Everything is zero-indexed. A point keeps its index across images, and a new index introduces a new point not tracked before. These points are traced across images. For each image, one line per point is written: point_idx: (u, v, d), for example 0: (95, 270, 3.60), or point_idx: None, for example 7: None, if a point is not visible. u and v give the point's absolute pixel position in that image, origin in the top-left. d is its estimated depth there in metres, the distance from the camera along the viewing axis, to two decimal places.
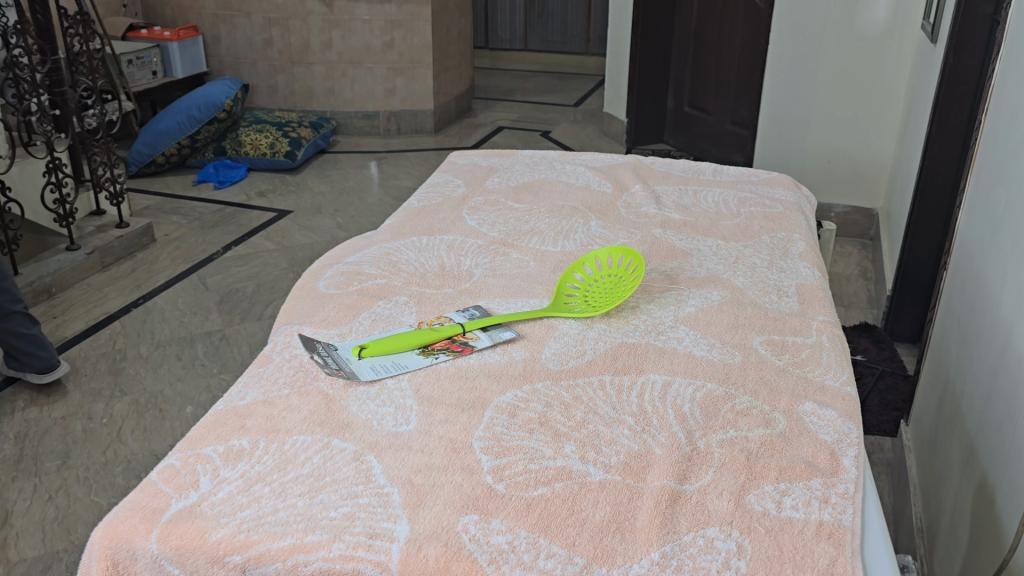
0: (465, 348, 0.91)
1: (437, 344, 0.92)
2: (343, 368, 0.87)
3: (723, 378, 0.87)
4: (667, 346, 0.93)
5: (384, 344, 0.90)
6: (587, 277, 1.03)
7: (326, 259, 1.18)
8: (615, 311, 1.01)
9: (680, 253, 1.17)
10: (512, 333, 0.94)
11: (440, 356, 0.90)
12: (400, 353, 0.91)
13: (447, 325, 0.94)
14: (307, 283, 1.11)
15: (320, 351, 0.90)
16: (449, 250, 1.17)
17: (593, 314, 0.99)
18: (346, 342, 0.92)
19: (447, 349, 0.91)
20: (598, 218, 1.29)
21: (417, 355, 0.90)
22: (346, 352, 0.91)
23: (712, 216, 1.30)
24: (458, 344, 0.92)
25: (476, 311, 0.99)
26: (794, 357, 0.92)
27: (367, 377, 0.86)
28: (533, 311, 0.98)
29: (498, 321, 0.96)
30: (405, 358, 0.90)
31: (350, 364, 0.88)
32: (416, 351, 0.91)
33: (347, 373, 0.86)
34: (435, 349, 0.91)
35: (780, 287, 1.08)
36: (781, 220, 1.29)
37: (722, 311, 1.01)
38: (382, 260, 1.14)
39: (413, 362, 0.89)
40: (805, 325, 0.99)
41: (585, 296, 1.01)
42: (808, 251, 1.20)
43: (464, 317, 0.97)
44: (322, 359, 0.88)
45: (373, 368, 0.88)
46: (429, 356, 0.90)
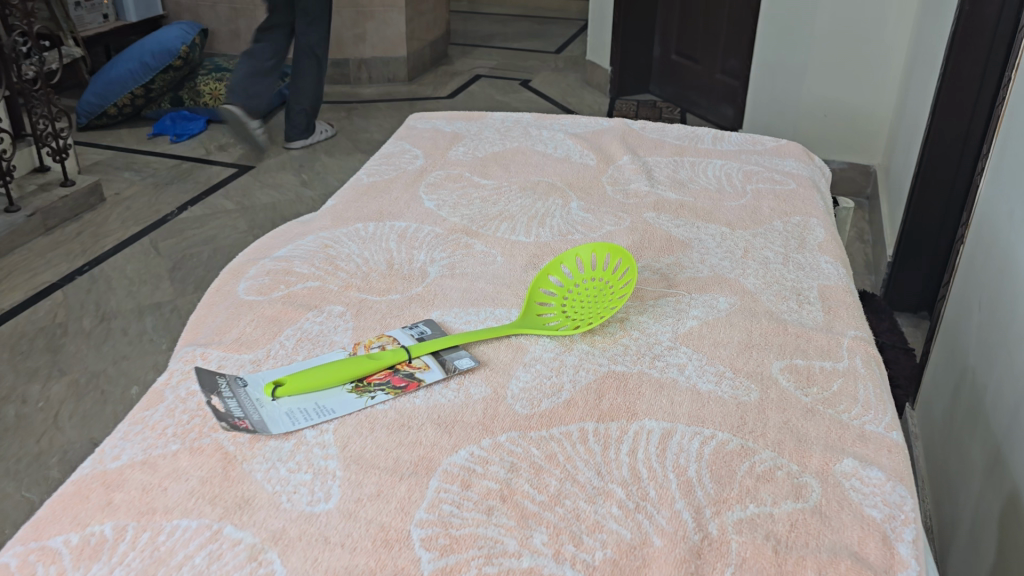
0: (411, 384, 0.71)
1: (375, 377, 0.73)
2: (250, 415, 0.67)
3: (736, 426, 0.68)
4: (665, 379, 0.74)
5: (306, 381, 0.70)
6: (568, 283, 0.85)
7: (251, 252, 0.97)
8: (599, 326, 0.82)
9: (677, 244, 0.98)
10: (471, 361, 0.75)
11: (380, 396, 0.70)
12: (328, 389, 0.71)
13: (390, 351, 0.75)
14: (224, 285, 0.90)
15: (226, 389, 0.70)
16: (401, 242, 0.97)
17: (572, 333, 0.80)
18: (264, 375, 0.73)
19: (387, 384, 0.72)
20: (580, 198, 1.08)
21: (350, 393, 0.71)
22: (257, 389, 0.71)
23: (714, 194, 1.10)
24: (401, 376, 0.73)
25: (427, 328, 0.80)
26: (823, 394, 0.73)
27: (280, 429, 0.66)
28: (500, 329, 0.79)
29: (456, 342, 0.77)
30: (334, 397, 0.70)
31: (262, 410, 0.68)
32: (346, 386, 0.72)
33: (254, 424, 0.66)
34: (373, 385, 0.72)
35: (799, 291, 0.89)
36: (796, 200, 1.10)
37: (730, 327, 0.81)
38: (318, 254, 0.94)
39: (343, 405, 0.69)
40: (833, 344, 0.80)
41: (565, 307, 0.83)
42: (829, 240, 1.00)
43: (411, 338, 0.78)
44: (225, 401, 0.69)
45: (289, 415, 0.68)
46: (365, 395, 0.70)
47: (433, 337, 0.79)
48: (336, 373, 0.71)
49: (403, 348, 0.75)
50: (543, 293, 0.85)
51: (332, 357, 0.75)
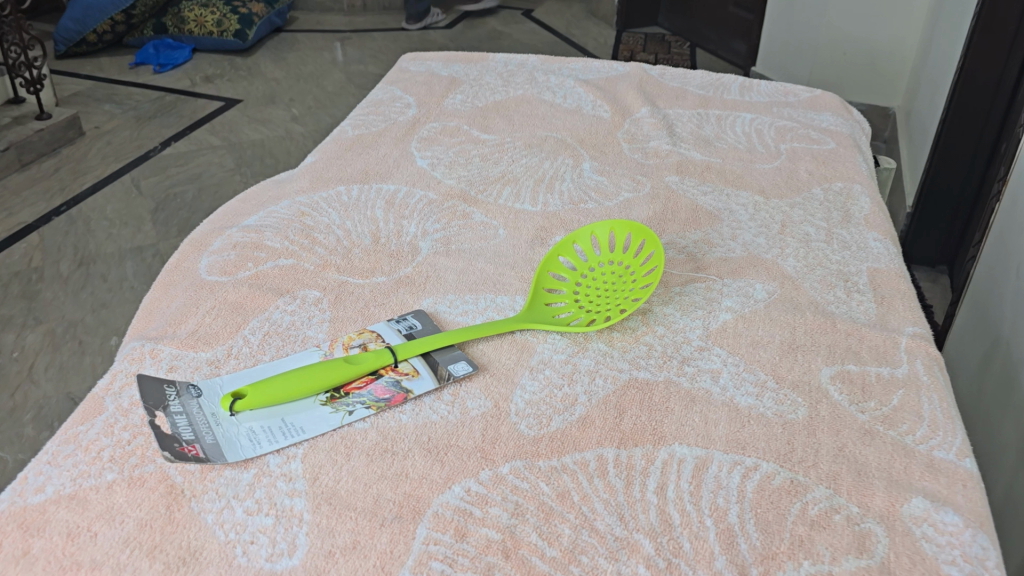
0: (398, 397, 0.60)
1: (354, 386, 0.62)
2: (202, 437, 0.56)
3: (783, 454, 0.57)
4: (696, 391, 0.62)
5: (271, 392, 0.59)
6: (582, 267, 0.73)
7: (215, 220, 0.85)
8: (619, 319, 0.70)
9: (705, 216, 0.85)
10: (468, 366, 0.63)
11: (360, 411, 0.59)
12: (297, 401, 0.60)
13: (372, 353, 0.63)
14: (184, 261, 0.78)
15: (176, 403, 0.59)
16: (388, 210, 0.85)
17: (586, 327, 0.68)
18: (223, 383, 0.61)
19: (367, 396, 0.60)
20: (594, 157, 0.96)
21: (324, 407, 0.60)
22: (213, 401, 0.60)
23: (744, 155, 0.97)
24: (385, 386, 0.62)
25: (417, 323, 0.68)
26: (881, 411, 0.62)
27: (236, 456, 0.55)
28: (502, 325, 0.67)
29: (450, 341, 0.65)
30: (304, 413, 0.59)
31: (217, 430, 0.57)
32: (319, 397, 0.60)
33: (207, 451, 0.55)
34: (351, 397, 0.60)
35: (846, 276, 0.77)
36: (836, 161, 0.97)
37: (770, 323, 0.70)
38: (293, 224, 0.82)
39: (314, 424, 0.58)
40: (889, 345, 0.69)
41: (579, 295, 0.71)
42: (876, 213, 0.88)
43: (399, 336, 0.67)
44: (173, 419, 0.58)
45: (250, 437, 0.57)
46: (342, 410, 0.59)
47: (424, 334, 0.67)
48: (307, 382, 0.60)
49: (388, 350, 0.63)
50: (553, 277, 0.73)
51: (304, 360, 0.64)
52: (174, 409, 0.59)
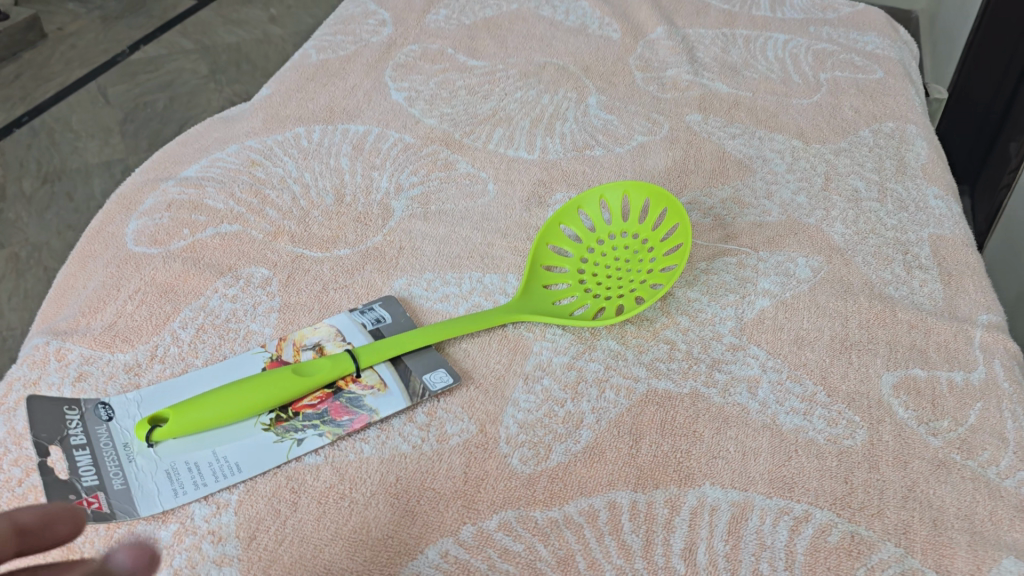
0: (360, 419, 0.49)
1: (306, 405, 0.49)
2: (106, 481, 0.44)
3: (843, 498, 0.46)
4: (730, 408, 0.50)
5: (199, 418, 0.46)
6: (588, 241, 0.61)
7: (150, 169, 0.71)
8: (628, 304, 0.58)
9: (735, 167, 0.71)
10: (448, 376, 0.51)
11: (312, 443, 0.47)
12: (233, 425, 0.48)
13: (327, 359, 0.50)
14: (108, 224, 0.65)
15: (78, 432, 0.47)
16: (356, 157, 0.71)
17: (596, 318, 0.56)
18: (135, 404, 0.49)
19: (321, 419, 0.49)
20: (601, 90, 0.81)
21: (266, 434, 0.48)
22: (125, 429, 0.47)
23: (777, 87, 0.82)
24: (343, 403, 0.50)
25: (387, 316, 0.56)
26: (957, 433, 0.50)
27: (152, 507, 0.44)
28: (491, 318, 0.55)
29: (427, 341, 0.53)
30: (242, 442, 0.47)
31: (129, 470, 0.45)
32: (261, 421, 0.48)
33: (113, 504, 0.44)
34: (302, 420, 0.49)
35: (906, 247, 0.64)
36: (884, 93, 0.82)
37: (817, 312, 0.57)
38: (241, 178, 0.68)
39: (253, 461, 0.46)
40: (959, 338, 0.56)
41: (584, 276, 0.59)
42: (934, 161, 0.74)
43: (365, 336, 0.54)
44: (71, 456, 0.46)
45: (170, 481, 0.45)
46: (290, 438, 0.48)
47: (395, 330, 0.55)
48: (246, 402, 0.47)
49: (348, 356, 0.51)
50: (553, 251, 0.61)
51: (246, 369, 0.51)
52: (73, 441, 0.46)
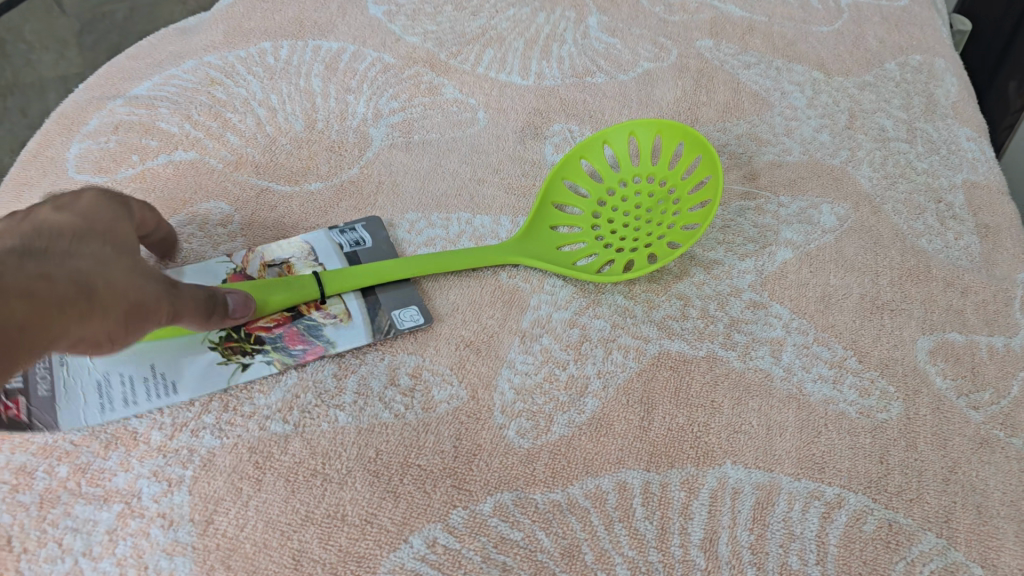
0: (314, 352, 0.44)
1: (261, 326, 0.45)
2: (31, 386, 0.41)
3: (880, 481, 0.41)
4: (753, 376, 0.45)
5: None
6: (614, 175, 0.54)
7: (96, 85, 0.63)
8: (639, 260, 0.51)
9: (751, 100, 0.65)
10: (418, 318, 0.46)
11: (257, 376, 0.43)
12: (174, 338, 0.43)
13: (290, 281, 0.45)
14: (47, 147, 0.57)
15: None
16: (329, 77, 0.63)
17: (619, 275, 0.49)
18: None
19: (274, 344, 0.44)
20: (602, 9, 0.73)
21: (211, 355, 0.43)
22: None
23: (795, 12, 0.75)
24: (300, 329, 0.45)
25: (366, 240, 0.51)
26: (1000, 407, 0.45)
27: (76, 421, 0.40)
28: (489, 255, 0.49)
29: (407, 274, 0.47)
30: (181, 355, 0.43)
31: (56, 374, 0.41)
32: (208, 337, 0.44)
33: (34, 413, 0.40)
34: (253, 342, 0.44)
35: (938, 195, 0.58)
36: (909, 22, 0.75)
37: (846, 266, 0.52)
38: (199, 97, 0.61)
39: (193, 385, 0.42)
40: (999, 299, 0.51)
41: (599, 223, 0.53)
42: (964, 99, 0.68)
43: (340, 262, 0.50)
44: None
45: (99, 394, 0.41)
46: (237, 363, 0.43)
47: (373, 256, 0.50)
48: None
49: (311, 279, 0.45)
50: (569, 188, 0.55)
51: (205, 278, 0.47)
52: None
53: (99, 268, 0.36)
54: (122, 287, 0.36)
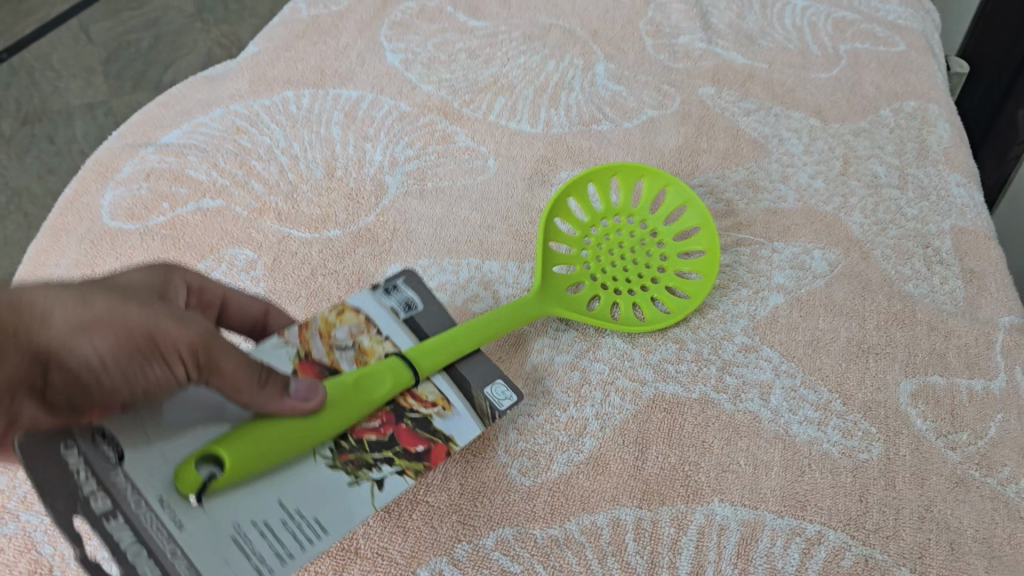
0: (438, 452, 0.44)
1: (367, 428, 0.43)
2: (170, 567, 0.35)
3: (858, 517, 0.44)
4: (741, 417, 0.48)
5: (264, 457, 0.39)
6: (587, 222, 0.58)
7: (130, 131, 0.68)
8: (648, 306, 0.55)
9: (748, 146, 0.68)
10: (510, 392, 0.46)
11: (395, 491, 0.42)
12: (289, 464, 0.41)
13: (385, 373, 0.44)
14: (83, 194, 0.62)
15: (95, 490, 0.36)
16: (348, 126, 0.67)
17: (657, 320, 0.53)
18: (153, 452, 0.38)
19: (390, 444, 0.43)
20: (609, 57, 0.76)
21: (336, 473, 0.41)
22: (156, 482, 0.37)
23: (795, 59, 0.78)
24: (407, 423, 0.44)
25: (414, 301, 0.50)
26: (976, 447, 0.48)
27: None
28: (529, 311, 0.52)
29: (477, 343, 0.48)
30: (308, 487, 0.40)
31: (188, 548, 0.36)
32: (319, 453, 0.42)
33: None
34: (369, 450, 0.43)
35: (927, 241, 0.61)
36: (907, 68, 0.78)
37: (834, 311, 0.55)
38: (225, 145, 0.65)
39: (337, 518, 0.40)
40: (981, 342, 0.54)
41: (598, 275, 0.56)
42: (957, 146, 0.70)
43: (400, 327, 0.49)
44: (108, 532, 0.35)
45: (244, 553, 0.37)
46: (367, 478, 0.42)
47: (430, 319, 0.50)
48: (308, 433, 0.40)
49: (405, 369, 0.45)
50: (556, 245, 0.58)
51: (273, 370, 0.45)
52: (98, 508, 0.35)
53: (85, 285, 0.40)
54: (99, 291, 0.40)
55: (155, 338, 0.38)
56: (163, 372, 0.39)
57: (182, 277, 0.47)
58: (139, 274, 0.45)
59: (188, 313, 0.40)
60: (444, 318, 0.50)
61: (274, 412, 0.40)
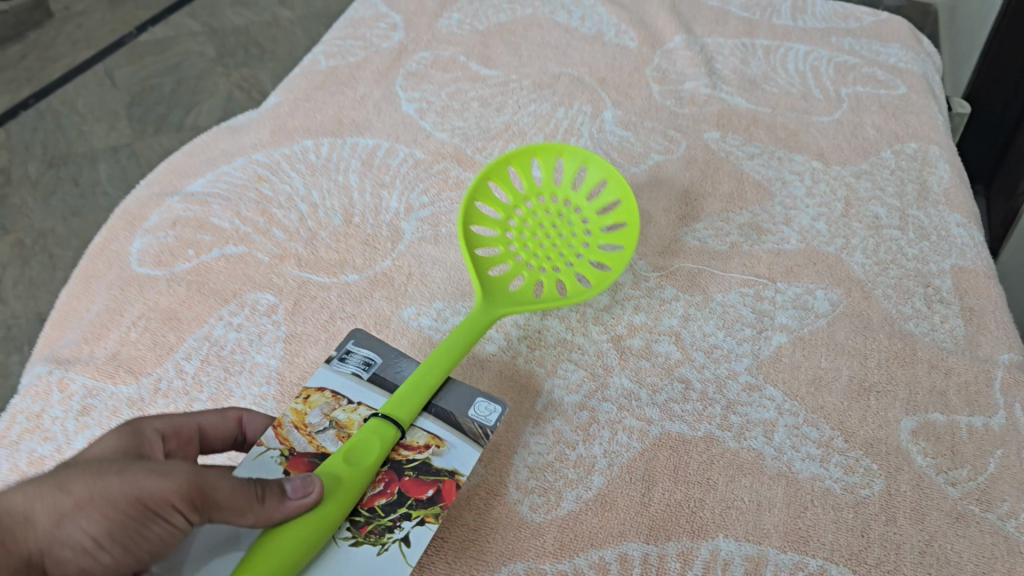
0: (448, 488, 0.44)
1: (374, 495, 0.44)
2: None
3: (860, 551, 0.45)
4: (746, 454, 0.49)
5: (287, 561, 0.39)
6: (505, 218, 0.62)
7: (156, 181, 0.71)
8: (586, 270, 0.60)
9: (752, 189, 0.70)
10: (494, 405, 0.48)
11: (423, 539, 0.42)
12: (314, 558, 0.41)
13: (371, 437, 0.45)
14: (111, 242, 0.64)
15: None
16: (365, 173, 0.70)
17: (601, 280, 0.59)
18: None
19: (402, 499, 0.44)
20: (617, 103, 0.79)
21: (364, 547, 0.42)
22: None
23: (798, 103, 0.80)
24: (410, 475, 0.45)
25: (371, 357, 0.50)
26: (976, 483, 0.49)
27: None
28: (484, 322, 0.54)
29: (447, 370, 0.49)
30: (347, 570, 0.40)
31: None
32: (340, 536, 0.42)
33: None
34: (385, 514, 0.43)
35: (928, 280, 0.63)
36: (907, 111, 0.80)
37: (836, 349, 0.56)
38: (246, 193, 0.67)
39: None
40: (980, 379, 0.55)
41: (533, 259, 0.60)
42: (957, 187, 0.72)
43: (367, 383, 0.48)
44: None
45: None
46: (393, 539, 0.42)
47: (395, 367, 0.50)
48: (322, 520, 0.40)
49: (388, 424, 0.45)
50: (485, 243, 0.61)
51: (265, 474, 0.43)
52: None
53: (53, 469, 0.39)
54: (70, 469, 0.38)
55: (143, 499, 0.37)
56: (165, 529, 0.38)
57: (152, 428, 0.44)
58: (109, 437, 0.42)
59: (165, 461, 0.38)
60: (405, 361, 0.50)
61: (281, 518, 0.39)
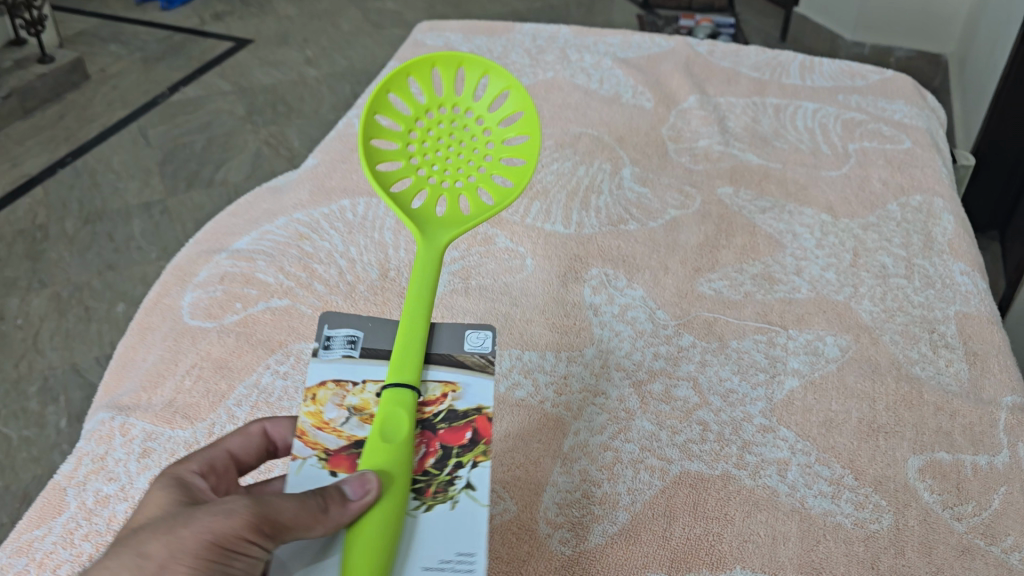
0: (482, 425, 0.46)
1: (422, 458, 0.45)
2: None
3: None
4: (761, 491, 0.53)
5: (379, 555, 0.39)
6: (404, 145, 0.61)
7: (206, 240, 0.76)
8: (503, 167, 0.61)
9: (764, 241, 0.74)
10: (483, 331, 0.49)
11: (484, 479, 0.43)
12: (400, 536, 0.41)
13: (394, 407, 0.45)
14: (165, 296, 0.69)
15: None
16: (399, 231, 0.75)
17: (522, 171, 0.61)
18: None
19: (449, 451, 0.45)
20: (634, 161, 0.84)
21: (436, 508, 0.42)
22: None
23: (807, 158, 0.85)
24: (445, 428, 0.46)
25: (353, 334, 0.50)
26: (981, 518, 0.52)
27: None
28: (436, 256, 0.55)
29: (427, 316, 0.50)
30: (432, 535, 0.41)
31: None
32: (410, 507, 0.42)
33: None
34: (439, 470, 0.44)
35: (934, 327, 0.66)
36: (912, 165, 0.84)
37: (845, 393, 0.60)
38: (289, 250, 0.72)
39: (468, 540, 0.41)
40: (984, 420, 0.58)
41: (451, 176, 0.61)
42: (961, 237, 0.76)
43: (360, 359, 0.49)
44: None
45: None
46: (456, 491, 0.43)
47: (376, 335, 0.50)
48: (393, 502, 0.41)
49: (399, 389, 0.45)
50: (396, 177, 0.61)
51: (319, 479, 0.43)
52: None
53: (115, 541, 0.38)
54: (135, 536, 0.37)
55: (220, 541, 0.37)
56: (247, 562, 0.37)
57: (189, 471, 0.43)
58: (154, 493, 0.41)
59: (222, 502, 0.38)
60: (384, 325, 0.50)
61: (352, 518, 0.40)
